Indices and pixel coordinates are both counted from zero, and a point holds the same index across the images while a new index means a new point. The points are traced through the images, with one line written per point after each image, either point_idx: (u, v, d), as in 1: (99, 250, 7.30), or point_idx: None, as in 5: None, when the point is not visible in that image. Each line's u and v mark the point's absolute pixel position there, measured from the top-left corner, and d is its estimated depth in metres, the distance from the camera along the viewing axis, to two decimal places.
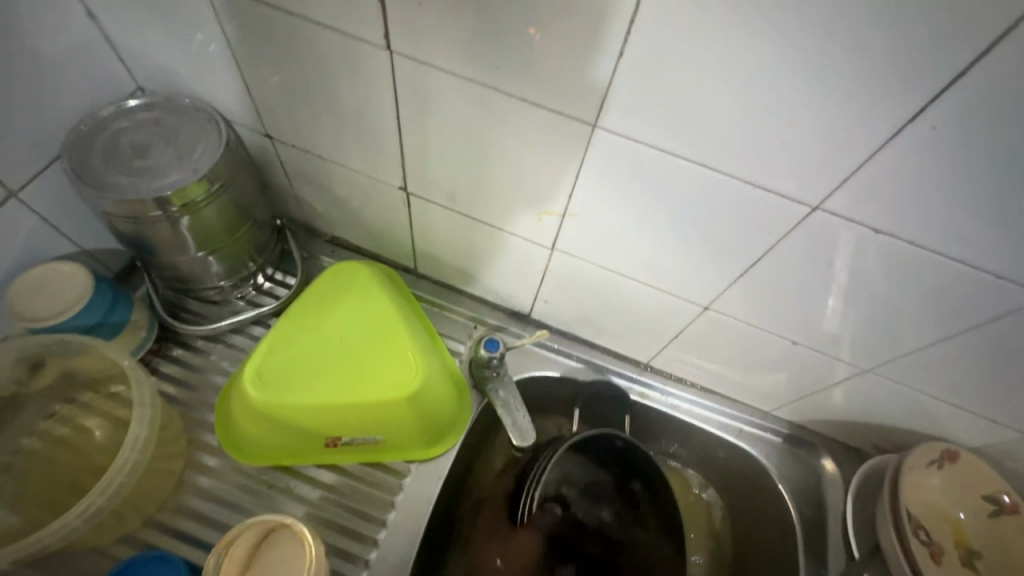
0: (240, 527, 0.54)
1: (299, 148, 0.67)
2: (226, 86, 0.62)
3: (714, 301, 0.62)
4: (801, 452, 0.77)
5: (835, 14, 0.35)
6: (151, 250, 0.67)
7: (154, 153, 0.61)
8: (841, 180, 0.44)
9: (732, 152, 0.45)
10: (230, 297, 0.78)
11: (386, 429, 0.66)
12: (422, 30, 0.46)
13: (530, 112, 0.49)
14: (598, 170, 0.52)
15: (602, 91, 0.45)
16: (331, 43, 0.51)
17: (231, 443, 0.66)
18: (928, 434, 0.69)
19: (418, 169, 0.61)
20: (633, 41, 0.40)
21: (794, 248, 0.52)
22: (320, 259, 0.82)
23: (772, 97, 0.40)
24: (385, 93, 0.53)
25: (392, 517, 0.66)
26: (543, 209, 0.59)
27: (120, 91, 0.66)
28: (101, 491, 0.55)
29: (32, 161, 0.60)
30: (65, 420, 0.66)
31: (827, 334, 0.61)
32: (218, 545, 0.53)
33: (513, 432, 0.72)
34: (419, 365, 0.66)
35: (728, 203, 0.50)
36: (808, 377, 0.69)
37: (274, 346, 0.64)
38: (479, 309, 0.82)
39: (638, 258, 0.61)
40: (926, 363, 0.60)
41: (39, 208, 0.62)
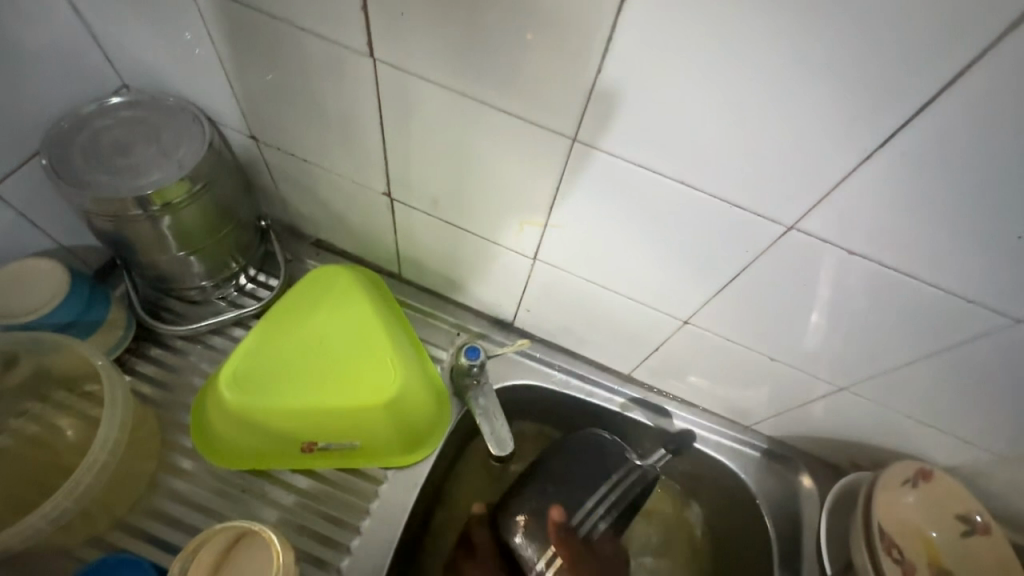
0: (206, 534, 0.53)
1: (284, 151, 0.67)
2: (211, 86, 0.62)
3: (693, 314, 0.63)
4: (780, 467, 0.77)
5: (810, 39, 0.35)
6: (131, 248, 0.66)
7: (135, 151, 0.61)
8: (817, 200, 0.45)
9: (711, 170, 0.46)
10: (212, 297, 0.78)
11: (363, 434, 0.66)
12: (406, 38, 0.46)
13: (513, 123, 0.49)
14: (580, 183, 0.52)
15: (583, 105, 0.45)
16: (316, 49, 0.51)
17: (206, 445, 0.66)
18: (903, 452, 0.70)
19: (401, 175, 0.61)
20: (613, 58, 0.41)
21: (772, 265, 0.52)
22: (304, 261, 0.82)
23: (749, 117, 0.41)
24: (369, 100, 0.53)
25: (367, 524, 0.65)
26: (525, 219, 0.59)
27: (104, 88, 0.65)
28: (68, 492, 0.54)
29: (11, 156, 0.59)
30: (37, 418, 0.66)
31: (804, 351, 0.62)
32: (184, 551, 0.53)
33: (491, 441, 0.72)
34: (399, 373, 0.65)
35: (707, 220, 0.50)
36: (787, 393, 0.70)
37: (252, 349, 0.64)
38: (462, 316, 0.81)
39: (619, 270, 0.61)
40: (901, 381, 0.60)
41: (17, 203, 0.62)
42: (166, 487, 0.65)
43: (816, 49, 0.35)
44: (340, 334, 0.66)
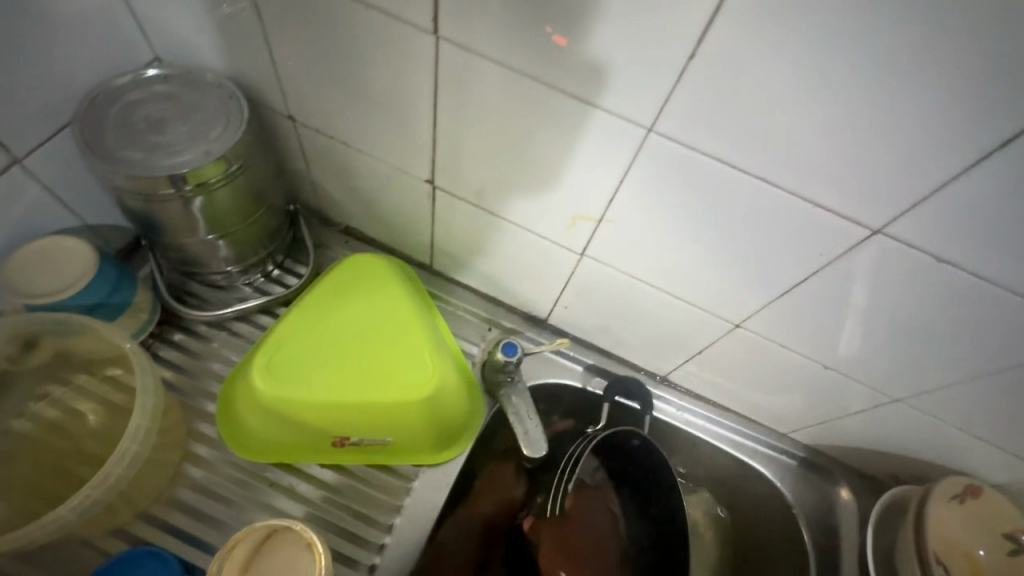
0: (245, 530, 0.52)
1: (323, 133, 0.64)
2: (251, 62, 0.59)
3: (746, 318, 0.60)
4: (817, 477, 0.75)
5: (935, 28, 0.32)
6: (159, 228, 0.64)
7: (170, 127, 0.58)
8: (908, 204, 0.42)
9: (792, 167, 0.43)
10: (237, 283, 0.75)
11: (396, 431, 0.63)
12: (476, 17, 0.43)
13: (580, 111, 0.47)
14: (645, 177, 0.50)
15: (663, 93, 0.42)
16: (374, 25, 0.48)
17: (231, 436, 0.63)
18: (951, 468, 0.67)
19: (449, 162, 0.58)
20: (706, 45, 0.38)
21: (842, 270, 0.50)
22: (332, 249, 0.79)
23: (846, 112, 0.38)
24: (425, 81, 0.51)
25: (397, 523, 0.63)
26: (579, 212, 0.56)
27: (137, 60, 0.62)
28: (97, 483, 0.51)
29: (40, 127, 0.56)
30: (57, 402, 0.63)
31: (860, 361, 0.60)
32: (222, 549, 0.52)
33: (524, 441, 0.68)
34: (436, 366, 0.63)
35: (778, 219, 0.48)
36: (833, 403, 0.67)
37: (287, 336, 0.62)
38: (494, 311, 0.79)
39: (672, 270, 0.58)
40: (961, 396, 0.58)
41: (44, 177, 0.59)
42: (190, 479, 0.62)
43: (938, 40, 0.33)
44: (377, 326, 0.64)
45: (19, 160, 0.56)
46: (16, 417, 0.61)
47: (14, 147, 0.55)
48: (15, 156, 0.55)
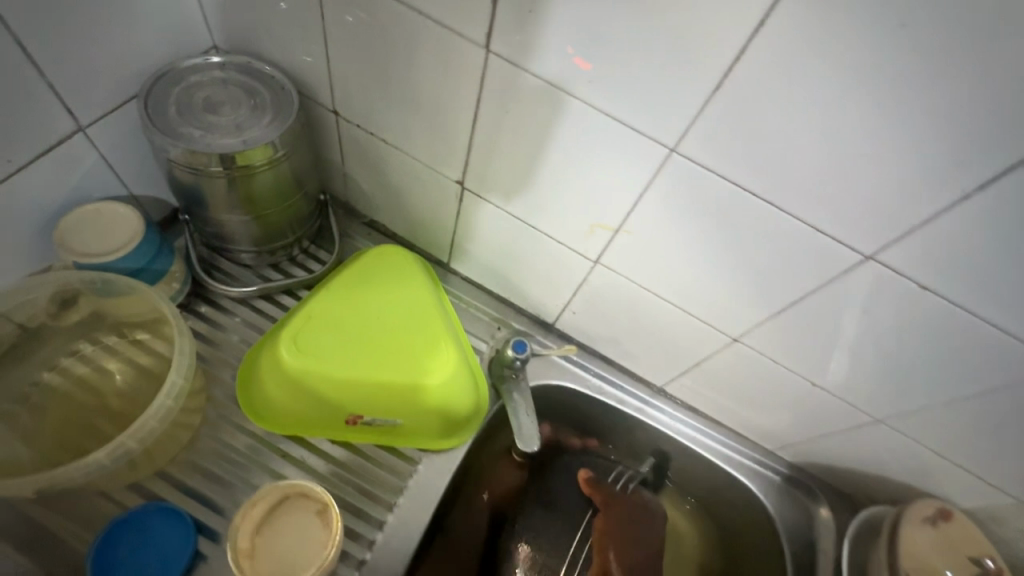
0: (270, 488, 0.56)
1: (363, 129, 0.68)
2: (304, 58, 0.63)
3: (744, 333, 0.65)
4: (798, 493, 0.79)
5: (929, 83, 0.38)
6: (201, 203, 0.68)
7: (227, 110, 0.62)
8: (899, 236, 0.47)
9: (796, 194, 0.48)
10: (263, 262, 0.78)
11: (408, 413, 0.67)
12: (526, 37, 0.48)
13: (612, 129, 0.52)
14: (664, 192, 0.54)
15: (688, 120, 0.47)
16: (430, 34, 0.53)
17: (247, 403, 0.65)
18: (926, 492, 0.71)
19: (481, 165, 0.63)
20: (732, 77, 0.43)
21: (837, 293, 0.55)
22: (356, 240, 0.83)
23: (849, 146, 0.43)
24: (468, 89, 0.56)
25: (401, 502, 0.66)
26: (598, 222, 0.61)
27: (196, 47, 0.67)
28: (132, 435, 0.54)
29: (105, 101, 0.60)
30: (87, 360, 0.66)
31: (845, 382, 0.64)
32: (244, 503, 0.56)
33: (517, 435, 0.70)
34: (451, 353, 0.68)
35: (782, 240, 0.52)
36: (820, 423, 0.71)
37: (315, 313, 0.66)
38: (505, 311, 0.83)
39: (679, 282, 0.63)
40: (939, 421, 0.62)
41: (101, 146, 0.63)
42: (206, 444, 0.65)
43: (927, 91, 0.38)
44: (401, 312, 0.68)
45: (82, 129, 0.60)
46: (49, 370, 0.65)
47: (79, 116, 0.59)
48: (79, 124, 0.59)
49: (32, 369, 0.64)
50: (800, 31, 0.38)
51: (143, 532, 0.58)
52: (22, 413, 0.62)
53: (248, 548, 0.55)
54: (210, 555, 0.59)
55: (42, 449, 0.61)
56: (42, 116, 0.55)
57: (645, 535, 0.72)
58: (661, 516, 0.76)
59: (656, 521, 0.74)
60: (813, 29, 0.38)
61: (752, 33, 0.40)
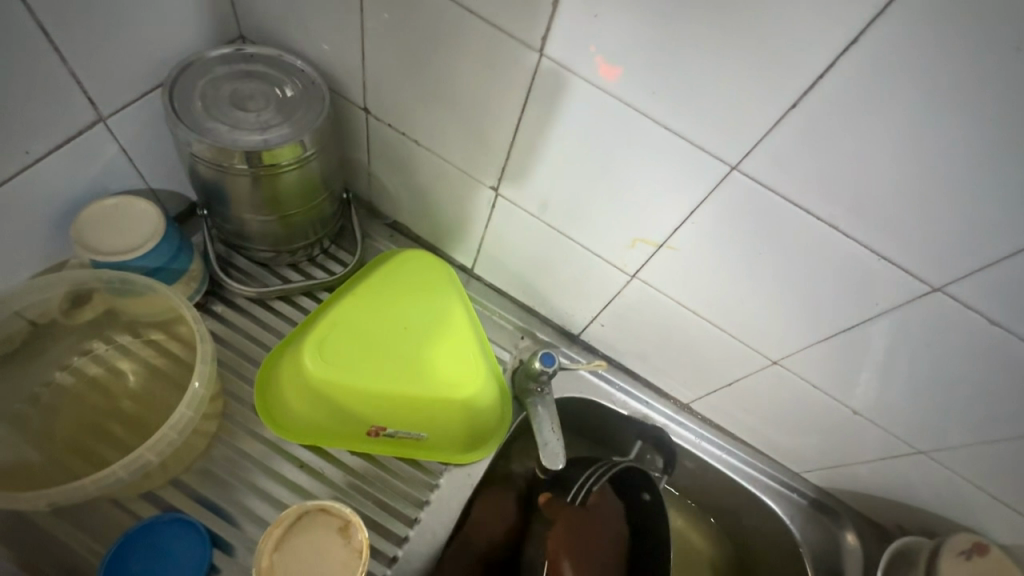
0: (287, 512, 0.54)
1: (395, 129, 0.66)
2: (338, 52, 0.60)
3: (785, 356, 0.62)
4: (824, 518, 0.77)
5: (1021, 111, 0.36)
6: (223, 200, 0.65)
7: (255, 105, 0.59)
8: (973, 270, 0.46)
9: (860, 217, 0.47)
10: (282, 262, 0.76)
11: (432, 426, 0.64)
12: (587, 42, 0.46)
13: (668, 142, 0.49)
14: (716, 209, 0.52)
15: (755, 137, 0.45)
16: (481, 36, 0.51)
17: (266, 412, 0.63)
18: (961, 525, 0.69)
19: (520, 171, 0.61)
20: (809, 97, 0.42)
21: (892, 320, 0.53)
22: (378, 242, 0.80)
23: (928, 172, 0.42)
24: (515, 95, 0.54)
25: (422, 518, 0.64)
26: (640, 236, 0.59)
27: (223, 36, 0.64)
28: (152, 444, 0.52)
29: (128, 91, 0.57)
30: (99, 360, 0.64)
31: (886, 410, 0.62)
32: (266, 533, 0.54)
33: (542, 452, 0.67)
34: (478, 366, 0.66)
35: (840, 263, 0.50)
36: (855, 450, 0.69)
37: (339, 320, 0.64)
38: (529, 321, 0.80)
39: (721, 301, 0.60)
40: (984, 455, 0.60)
41: (122, 138, 0.60)
42: (221, 452, 0.62)
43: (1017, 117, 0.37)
44: (428, 322, 0.66)
45: (104, 120, 0.57)
46: (60, 369, 0.62)
47: (101, 106, 0.56)
48: (101, 115, 0.56)
49: (43, 368, 0.61)
50: (892, 53, 0.37)
51: (156, 544, 0.56)
52: (32, 414, 0.60)
53: (265, 566, 0.53)
54: (225, 570, 0.57)
55: (52, 453, 0.59)
56: (64, 105, 0.53)
57: (603, 531, 0.66)
58: (615, 511, 0.68)
59: (608, 518, 0.67)
60: (905, 51, 0.37)
61: (841, 51, 0.39)
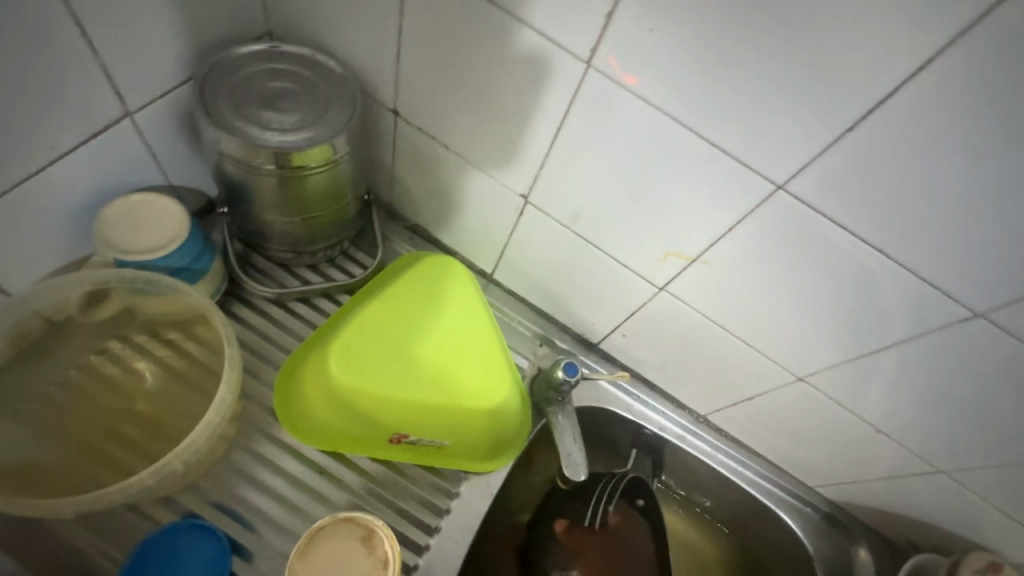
0: (313, 528, 0.54)
1: (425, 133, 0.65)
2: (371, 53, 0.60)
3: (811, 373, 0.62)
4: (837, 533, 0.78)
5: None
6: (246, 199, 0.63)
7: (285, 104, 0.58)
8: (1016, 296, 0.46)
9: (902, 238, 0.46)
10: (301, 263, 0.74)
11: (455, 434, 0.64)
12: (636, 54, 0.46)
13: (711, 157, 0.49)
14: (755, 225, 0.52)
15: (803, 156, 0.45)
16: (526, 44, 0.50)
17: (285, 415, 0.62)
18: (975, 544, 0.69)
19: (553, 180, 0.60)
20: (865, 122, 0.41)
21: (925, 342, 0.53)
22: (398, 245, 0.79)
23: (978, 198, 0.42)
24: (556, 105, 0.53)
25: (442, 527, 0.63)
26: (673, 249, 0.58)
27: (251, 32, 0.62)
28: (178, 454, 0.51)
29: (156, 85, 0.56)
30: (115, 359, 0.62)
31: (910, 429, 0.62)
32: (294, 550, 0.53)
33: (564, 462, 0.67)
34: (502, 374, 0.65)
35: (877, 284, 0.50)
36: (873, 467, 0.69)
37: (364, 325, 0.63)
38: (548, 328, 0.80)
39: (750, 316, 0.60)
40: (1006, 477, 0.60)
41: (146, 133, 0.58)
42: (239, 456, 0.61)
43: None
44: (453, 330, 0.66)
45: (130, 114, 0.55)
46: (76, 368, 0.61)
47: (128, 101, 0.55)
48: (128, 109, 0.55)
49: (58, 367, 0.60)
50: (957, 83, 0.37)
51: (174, 551, 0.55)
52: (46, 413, 0.58)
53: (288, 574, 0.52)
54: None
55: (67, 453, 0.57)
56: (92, 99, 0.51)
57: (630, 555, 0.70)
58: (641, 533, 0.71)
59: (633, 540, 0.70)
60: (970, 80, 0.37)
61: (906, 77, 0.38)
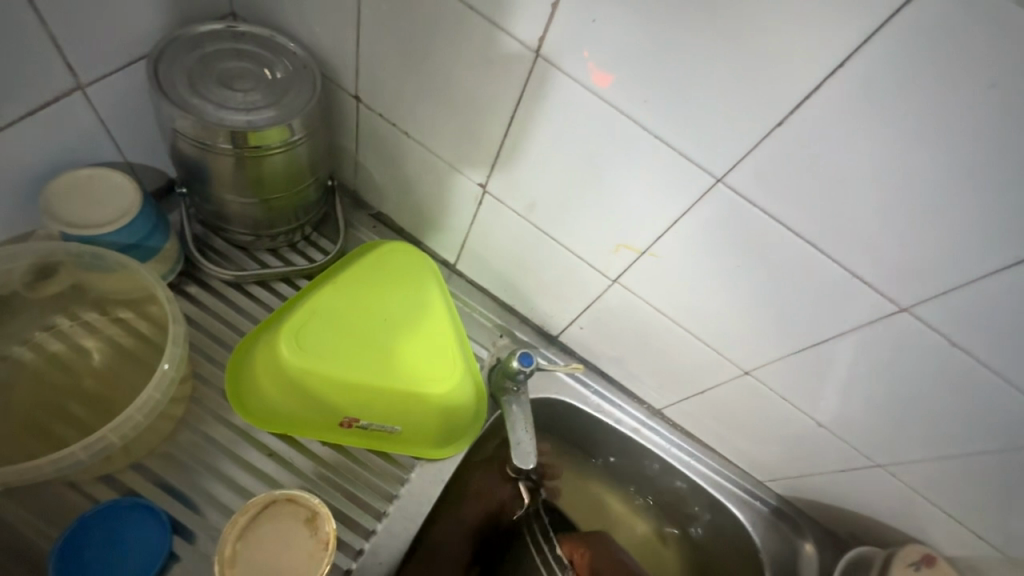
0: (254, 504, 0.54)
1: (386, 119, 0.65)
2: (332, 37, 0.60)
3: (757, 367, 0.64)
4: (785, 527, 0.79)
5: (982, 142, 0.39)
6: (204, 179, 0.63)
7: (244, 84, 0.58)
8: (939, 291, 0.48)
9: (835, 233, 0.48)
10: (261, 247, 0.74)
11: (406, 420, 0.64)
12: (584, 45, 0.47)
13: (658, 150, 0.50)
14: (700, 218, 0.53)
15: (742, 151, 0.47)
16: (481, 32, 0.51)
17: (236, 399, 0.62)
18: (912, 537, 0.71)
19: (510, 169, 0.61)
20: (797, 116, 0.43)
21: (861, 336, 0.55)
22: (361, 232, 0.79)
23: (899, 194, 0.44)
24: (511, 93, 0.54)
25: (391, 511, 0.64)
26: (624, 242, 0.60)
27: (212, 12, 0.62)
28: (115, 427, 0.51)
29: (110, 59, 0.56)
30: (64, 336, 0.61)
31: (849, 423, 0.64)
32: (233, 530, 0.53)
33: (514, 451, 0.68)
34: (457, 363, 0.66)
35: (814, 278, 0.52)
36: (816, 461, 0.71)
37: (318, 309, 0.63)
38: (509, 319, 0.81)
39: (698, 310, 0.62)
40: (938, 470, 0.62)
41: (100, 107, 0.58)
42: (187, 437, 0.61)
43: (981, 148, 0.39)
44: (411, 316, 0.66)
45: (82, 87, 0.55)
46: (19, 344, 0.60)
47: (81, 74, 0.54)
48: (80, 82, 0.54)
49: (1, 342, 0.59)
50: (877, 78, 0.39)
51: (114, 529, 0.54)
52: None
53: (227, 552, 0.52)
54: (184, 558, 0.56)
55: (7, 430, 0.57)
56: (41, 70, 0.51)
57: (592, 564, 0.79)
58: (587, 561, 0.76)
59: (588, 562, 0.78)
60: (890, 77, 0.39)
61: (834, 72, 0.40)
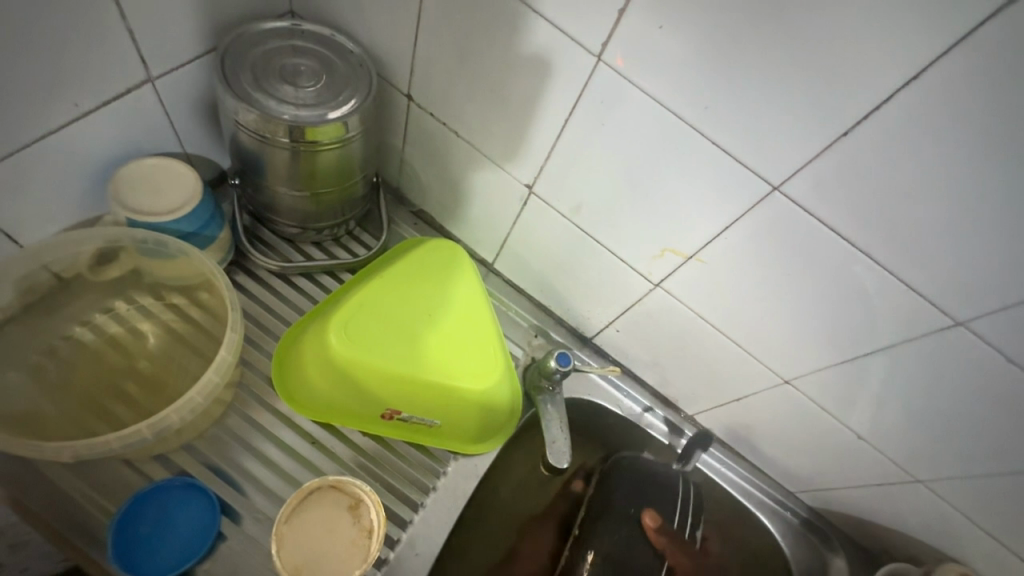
0: (302, 492, 0.57)
1: (436, 118, 0.66)
2: (389, 36, 0.61)
3: (797, 376, 0.64)
4: (814, 538, 0.79)
5: None
6: (259, 171, 0.65)
7: (304, 81, 0.59)
8: (999, 306, 0.47)
9: (891, 245, 0.48)
10: (306, 239, 0.76)
11: (445, 415, 0.65)
12: (645, 50, 0.47)
13: (713, 157, 0.51)
14: (751, 224, 0.53)
15: (798, 162, 0.47)
16: (540, 36, 0.52)
17: (283, 387, 0.64)
18: (949, 556, 0.70)
19: (559, 171, 0.61)
20: (860, 127, 0.43)
21: (913, 349, 0.54)
22: (402, 229, 0.81)
23: (961, 208, 0.43)
24: (565, 97, 0.55)
25: (428, 503, 0.65)
26: (670, 246, 0.60)
27: (273, 10, 0.64)
28: (177, 407, 0.53)
29: (178, 53, 0.58)
30: (120, 319, 0.64)
31: (890, 438, 0.63)
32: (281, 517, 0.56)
33: (550, 451, 0.69)
34: (496, 359, 0.67)
35: (865, 289, 0.52)
36: (853, 474, 0.70)
37: (365, 303, 0.64)
38: (544, 320, 0.81)
39: (741, 317, 0.62)
40: (982, 489, 0.61)
41: (165, 99, 0.60)
42: (234, 421, 0.63)
43: None
44: (450, 310, 0.67)
45: (151, 79, 0.57)
46: (80, 324, 0.62)
47: (151, 66, 0.56)
48: (150, 74, 0.57)
49: (62, 321, 0.61)
50: (946, 91, 0.39)
51: (166, 506, 0.56)
52: (50, 367, 0.60)
53: (276, 536, 0.55)
54: (230, 538, 0.57)
55: (67, 406, 0.59)
56: (116, 61, 0.53)
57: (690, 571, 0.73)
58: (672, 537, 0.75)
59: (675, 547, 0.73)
60: (962, 90, 0.38)
61: (901, 84, 0.40)
